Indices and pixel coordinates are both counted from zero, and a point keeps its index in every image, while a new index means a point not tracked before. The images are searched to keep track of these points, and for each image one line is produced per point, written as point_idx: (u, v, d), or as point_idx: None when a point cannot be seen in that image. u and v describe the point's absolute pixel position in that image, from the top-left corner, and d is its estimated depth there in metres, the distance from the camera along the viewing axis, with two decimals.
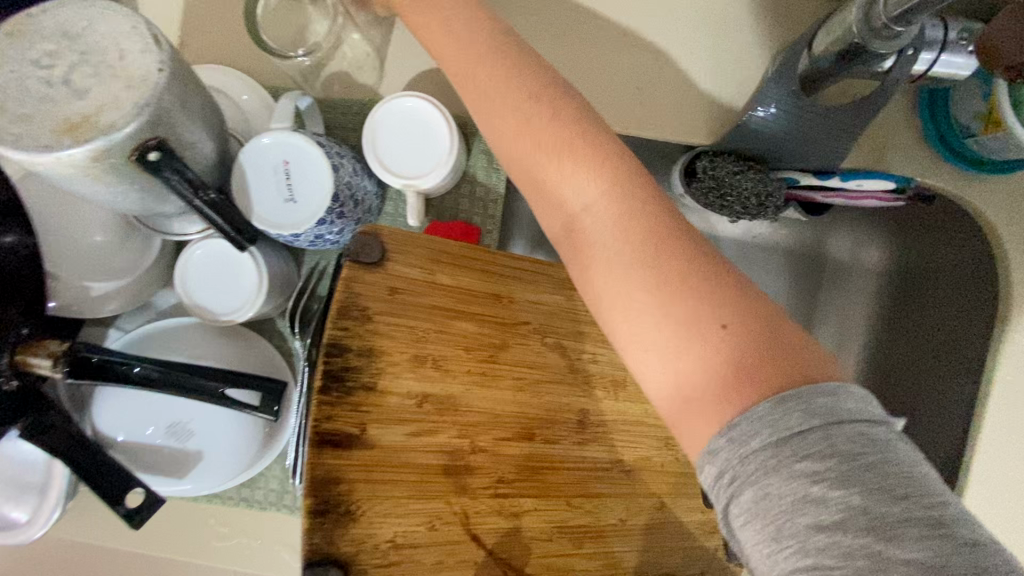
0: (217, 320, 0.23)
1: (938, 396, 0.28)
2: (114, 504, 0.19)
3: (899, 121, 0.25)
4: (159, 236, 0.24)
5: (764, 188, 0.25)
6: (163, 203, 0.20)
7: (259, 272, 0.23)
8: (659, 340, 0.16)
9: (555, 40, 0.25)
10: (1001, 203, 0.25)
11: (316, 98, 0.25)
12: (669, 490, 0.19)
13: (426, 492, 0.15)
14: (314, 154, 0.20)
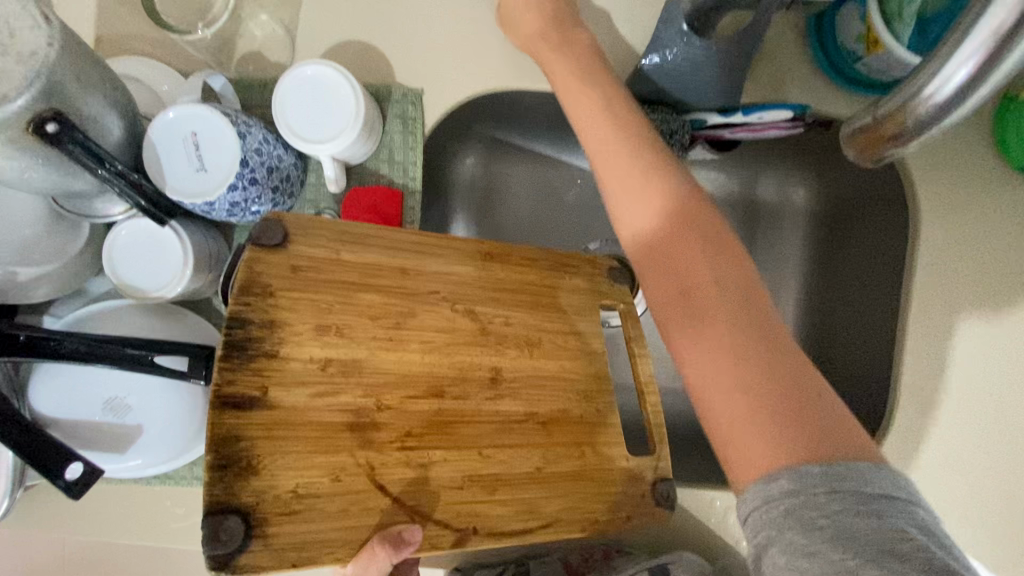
0: (149, 294, 0.44)
1: (868, 321, 0.52)
2: (57, 479, 0.37)
3: (798, 64, 0.49)
4: (86, 221, 0.44)
5: (672, 128, 0.49)
6: (78, 180, 0.38)
7: (185, 253, 0.44)
8: (737, 400, 0.29)
9: (400, 60, 0.50)
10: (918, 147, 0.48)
11: (236, 75, 0.50)
12: (588, 441, 0.33)
13: (331, 446, 0.28)
14: (219, 138, 0.41)
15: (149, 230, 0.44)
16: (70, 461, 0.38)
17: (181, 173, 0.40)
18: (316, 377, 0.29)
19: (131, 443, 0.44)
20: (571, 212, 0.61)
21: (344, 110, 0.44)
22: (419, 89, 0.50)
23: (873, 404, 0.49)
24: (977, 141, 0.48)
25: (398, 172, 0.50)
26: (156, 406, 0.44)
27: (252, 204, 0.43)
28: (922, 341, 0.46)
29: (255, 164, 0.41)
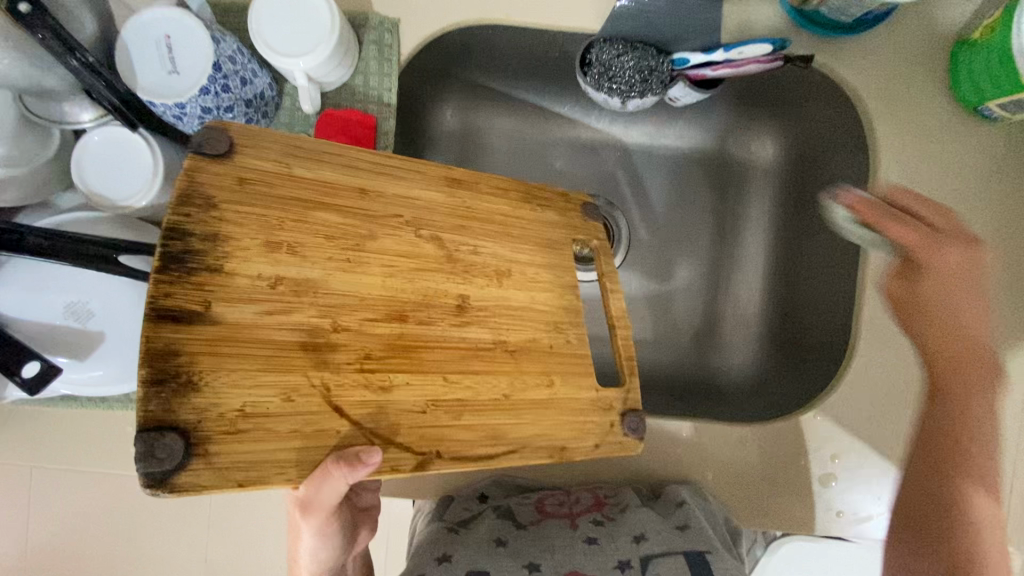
0: (115, 203, 0.53)
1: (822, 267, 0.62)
2: (13, 375, 0.48)
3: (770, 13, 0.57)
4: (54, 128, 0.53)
5: (645, 65, 0.59)
6: (47, 75, 0.45)
7: (152, 167, 0.52)
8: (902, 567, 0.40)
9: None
10: (880, 105, 0.57)
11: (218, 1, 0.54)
12: (558, 373, 0.34)
13: (281, 368, 0.27)
14: (192, 46, 0.46)
15: (119, 139, 0.52)
16: (26, 361, 0.48)
17: (154, 77, 0.46)
18: (254, 291, 0.27)
19: (90, 351, 0.52)
20: (553, 176, 0.71)
21: (320, 27, 0.48)
22: (396, 19, 0.56)
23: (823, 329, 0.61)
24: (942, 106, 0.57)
25: (375, 100, 0.55)
26: (117, 311, 0.53)
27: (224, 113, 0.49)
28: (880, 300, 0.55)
29: (227, 71, 0.47)
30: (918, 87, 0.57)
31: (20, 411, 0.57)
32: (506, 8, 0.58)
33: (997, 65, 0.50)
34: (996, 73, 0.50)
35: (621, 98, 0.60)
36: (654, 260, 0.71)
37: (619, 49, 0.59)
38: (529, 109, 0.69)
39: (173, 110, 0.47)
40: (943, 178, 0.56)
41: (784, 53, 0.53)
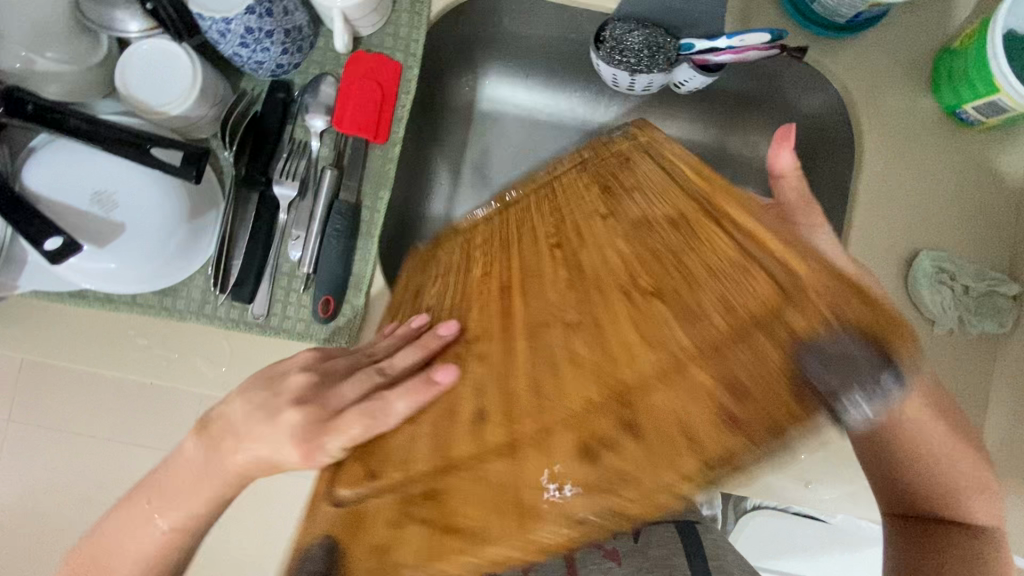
0: (151, 108, 0.59)
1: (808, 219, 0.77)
2: (35, 244, 0.53)
3: (762, 9, 0.72)
4: (104, 34, 0.60)
5: (654, 42, 0.70)
6: None
7: (190, 82, 0.59)
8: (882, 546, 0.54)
9: None
10: (871, 104, 0.70)
11: None
12: (504, 225, 0.45)
13: (474, 279, 0.42)
14: None
15: (163, 53, 0.59)
16: (48, 236, 0.54)
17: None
18: (589, 415, 0.27)
19: (108, 241, 0.58)
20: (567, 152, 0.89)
21: None
22: None
23: None
24: (923, 105, 0.70)
25: (400, 49, 0.68)
26: (141, 205, 0.59)
27: (265, 36, 0.59)
28: (875, 261, 0.68)
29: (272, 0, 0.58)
30: (905, 93, 0.70)
31: (68, 313, 0.66)
32: None
33: (974, 68, 0.63)
34: (971, 77, 0.64)
35: (628, 70, 0.71)
36: None
37: (631, 26, 0.70)
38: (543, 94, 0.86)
39: (218, 26, 0.57)
40: (926, 174, 0.69)
41: (786, 41, 0.64)
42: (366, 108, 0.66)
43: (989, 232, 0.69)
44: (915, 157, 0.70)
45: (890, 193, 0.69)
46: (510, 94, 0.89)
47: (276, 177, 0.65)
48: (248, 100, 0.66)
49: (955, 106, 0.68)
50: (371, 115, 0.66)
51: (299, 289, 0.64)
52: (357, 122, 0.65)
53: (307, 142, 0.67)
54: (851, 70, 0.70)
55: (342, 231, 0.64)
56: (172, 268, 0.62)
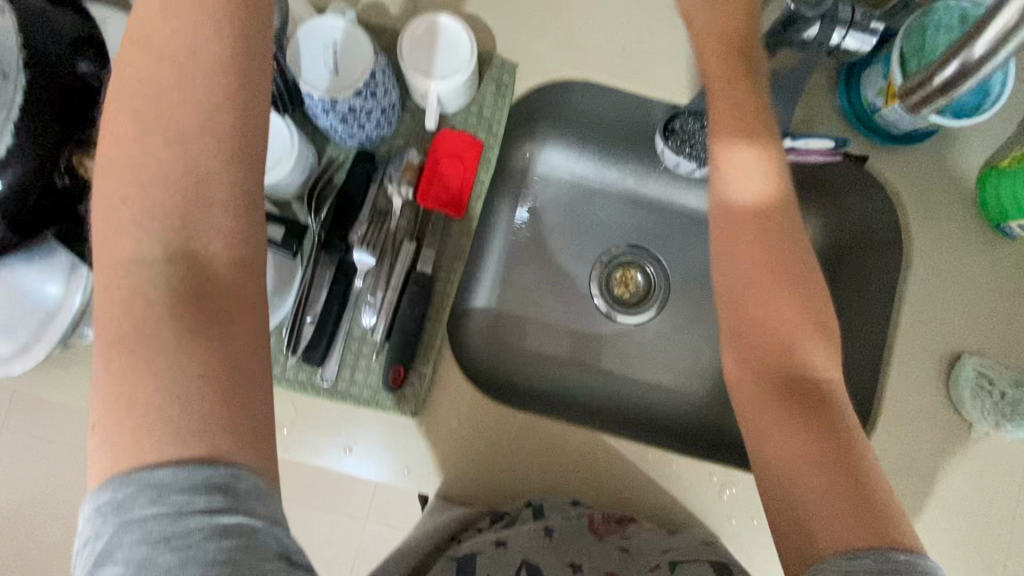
0: None
1: (863, 319, 0.82)
2: None
3: (818, 105, 0.79)
4: None
5: None
6: None
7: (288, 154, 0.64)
8: (786, 442, 0.50)
9: (511, 45, 0.75)
10: (908, 214, 0.79)
11: (375, 26, 0.72)
12: None
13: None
14: (363, 57, 0.60)
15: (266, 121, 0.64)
16: None
17: (318, 74, 0.60)
18: None
19: None
20: (603, 225, 1.03)
21: (461, 54, 0.66)
22: (513, 62, 0.75)
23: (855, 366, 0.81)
24: (955, 213, 0.79)
25: (483, 129, 0.73)
26: None
27: (364, 113, 0.63)
28: (901, 355, 0.77)
29: (377, 81, 0.62)
30: (950, 204, 0.79)
31: None
32: (607, 70, 0.76)
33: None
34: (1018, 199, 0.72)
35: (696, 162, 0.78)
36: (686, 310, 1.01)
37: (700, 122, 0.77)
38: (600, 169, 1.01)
39: (324, 105, 0.61)
40: (950, 279, 0.78)
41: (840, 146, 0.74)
42: (450, 188, 0.72)
43: (1001, 335, 0.77)
44: (950, 268, 0.78)
45: (927, 293, 0.78)
46: (559, 163, 1.00)
47: (357, 244, 0.70)
48: (333, 167, 0.71)
49: (1000, 221, 0.76)
50: (454, 193, 0.72)
51: (369, 353, 0.70)
52: (438, 199, 0.72)
53: (389, 211, 0.72)
54: (905, 183, 0.79)
55: (416, 303, 0.69)
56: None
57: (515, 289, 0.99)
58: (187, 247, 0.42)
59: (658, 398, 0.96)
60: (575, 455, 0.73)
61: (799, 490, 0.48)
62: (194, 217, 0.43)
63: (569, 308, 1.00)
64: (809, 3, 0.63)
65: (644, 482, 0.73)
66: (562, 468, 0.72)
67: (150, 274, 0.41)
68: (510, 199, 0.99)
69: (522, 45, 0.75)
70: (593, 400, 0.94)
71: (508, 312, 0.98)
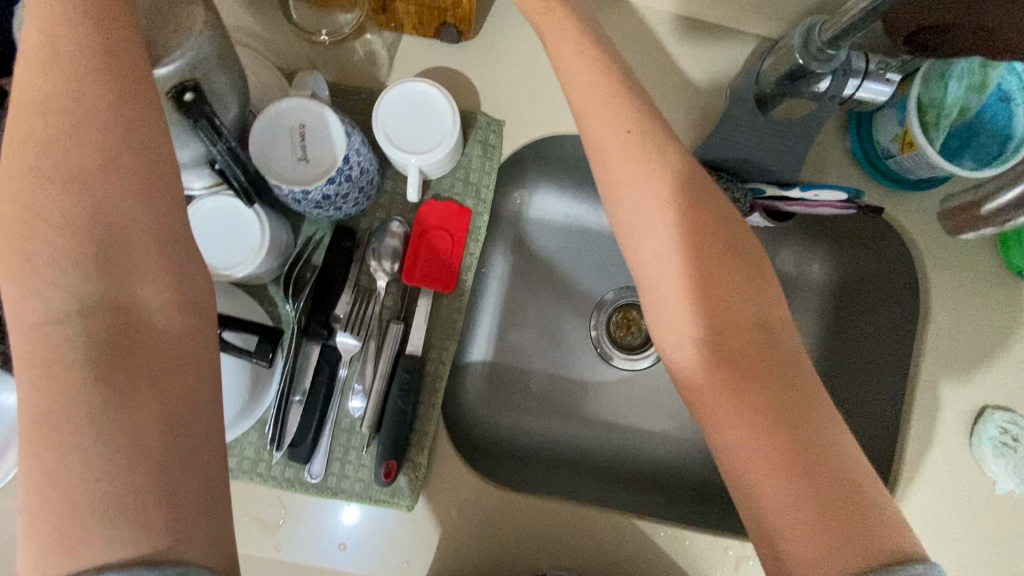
0: (218, 271, 0.58)
1: (888, 372, 0.78)
2: None
3: (828, 148, 0.73)
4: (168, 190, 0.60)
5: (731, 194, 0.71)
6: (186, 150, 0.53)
7: (257, 245, 0.59)
8: (753, 459, 0.46)
9: (496, 102, 0.70)
10: (930, 263, 0.74)
11: (349, 91, 0.66)
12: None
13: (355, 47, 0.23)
14: (335, 139, 0.55)
15: (233, 210, 0.59)
16: None
17: (285, 162, 0.55)
18: None
19: None
20: (602, 264, 0.98)
21: (443, 122, 0.61)
22: (499, 120, 0.69)
23: (878, 423, 0.77)
24: (978, 259, 0.74)
25: (471, 195, 0.68)
26: None
27: (339, 197, 0.58)
28: (921, 414, 0.72)
29: (352, 162, 0.57)
30: (974, 249, 0.74)
31: None
32: None
33: None
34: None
35: None
36: None
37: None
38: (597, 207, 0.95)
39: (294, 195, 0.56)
40: (976, 329, 0.73)
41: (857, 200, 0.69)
42: (436, 262, 0.67)
43: None
44: (972, 318, 0.74)
45: (948, 345, 0.73)
46: (551, 206, 0.95)
47: (339, 326, 0.65)
48: (311, 246, 0.66)
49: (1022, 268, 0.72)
50: (440, 268, 0.67)
51: (359, 445, 0.66)
52: (427, 275, 0.67)
53: (373, 289, 0.67)
54: (924, 224, 0.74)
55: (406, 391, 0.65)
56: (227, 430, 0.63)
57: (513, 342, 0.94)
58: (118, 301, 0.39)
59: (667, 449, 0.91)
60: (581, 531, 0.69)
61: (770, 510, 0.44)
62: (125, 266, 0.40)
63: (570, 358, 0.96)
64: (820, 58, 0.59)
65: (658, 561, 0.69)
66: (567, 549, 0.69)
67: (76, 333, 0.38)
68: (502, 246, 0.94)
69: (508, 100, 0.70)
70: (598, 457, 0.90)
71: (506, 364, 0.93)
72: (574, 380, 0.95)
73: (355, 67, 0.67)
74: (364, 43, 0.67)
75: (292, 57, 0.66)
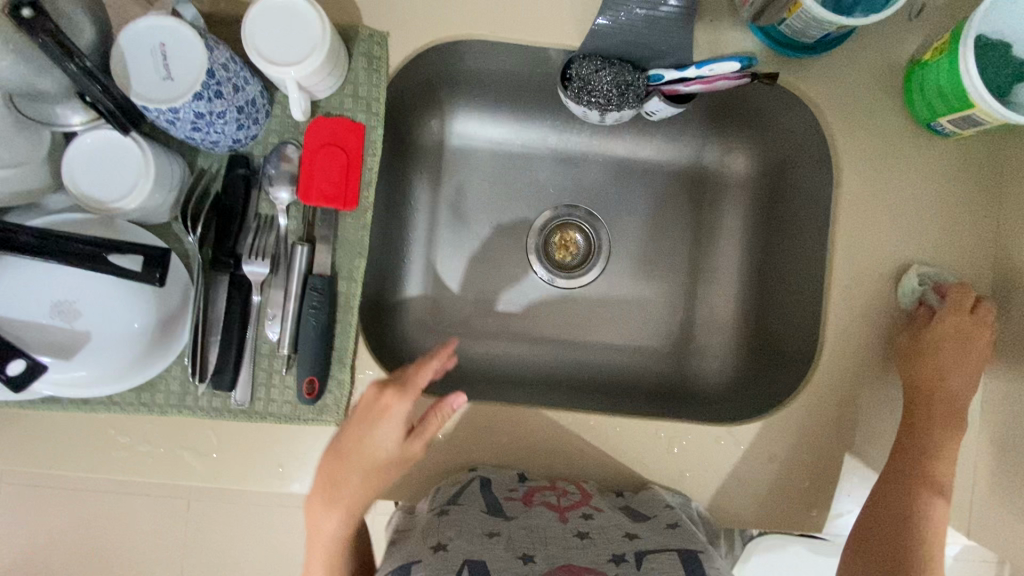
0: (109, 205, 0.59)
1: (809, 248, 0.78)
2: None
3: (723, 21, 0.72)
4: (45, 129, 0.59)
5: (625, 78, 0.72)
6: (43, 77, 0.53)
7: (143, 175, 0.59)
8: None
9: (375, 13, 0.69)
10: (841, 128, 0.73)
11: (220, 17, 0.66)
12: None
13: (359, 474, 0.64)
14: (198, 54, 0.55)
15: (114, 142, 0.59)
16: (10, 361, 0.53)
17: (149, 82, 0.55)
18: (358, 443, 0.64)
19: (76, 353, 0.59)
20: (536, 184, 0.97)
21: (311, 30, 0.60)
22: (379, 31, 0.68)
23: (804, 300, 0.78)
24: (890, 118, 0.73)
25: (361, 110, 0.68)
26: (104, 312, 0.60)
27: (215, 113, 0.59)
28: (843, 281, 0.73)
29: (220, 77, 0.57)
30: (885, 104, 0.73)
31: (47, 415, 0.66)
32: (485, 25, 0.70)
33: (947, 83, 0.66)
34: (945, 91, 0.67)
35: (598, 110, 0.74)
36: (637, 264, 0.94)
37: (597, 65, 0.72)
38: (519, 127, 0.95)
39: (166, 114, 0.56)
40: (893, 190, 0.73)
41: (750, 68, 0.68)
42: (333, 179, 0.67)
43: (949, 239, 0.72)
44: (887, 181, 0.73)
45: (866, 209, 0.73)
46: (472, 133, 0.95)
47: (244, 254, 0.66)
48: (207, 178, 0.67)
49: (930, 120, 0.71)
50: (338, 185, 0.67)
51: (282, 370, 0.67)
52: (324, 193, 0.66)
53: (274, 217, 0.68)
54: (822, 86, 0.73)
55: (319, 307, 0.66)
56: (147, 366, 0.63)
57: (451, 274, 0.95)
58: None
59: (618, 360, 0.92)
60: (515, 431, 0.71)
61: None
62: None
63: (511, 282, 0.95)
64: None
65: (603, 455, 0.71)
66: (507, 449, 0.70)
67: None
68: (428, 179, 0.94)
69: (386, 9, 0.69)
70: (548, 371, 0.91)
71: (446, 294, 0.94)
72: (517, 302, 0.95)
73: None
74: None
75: None
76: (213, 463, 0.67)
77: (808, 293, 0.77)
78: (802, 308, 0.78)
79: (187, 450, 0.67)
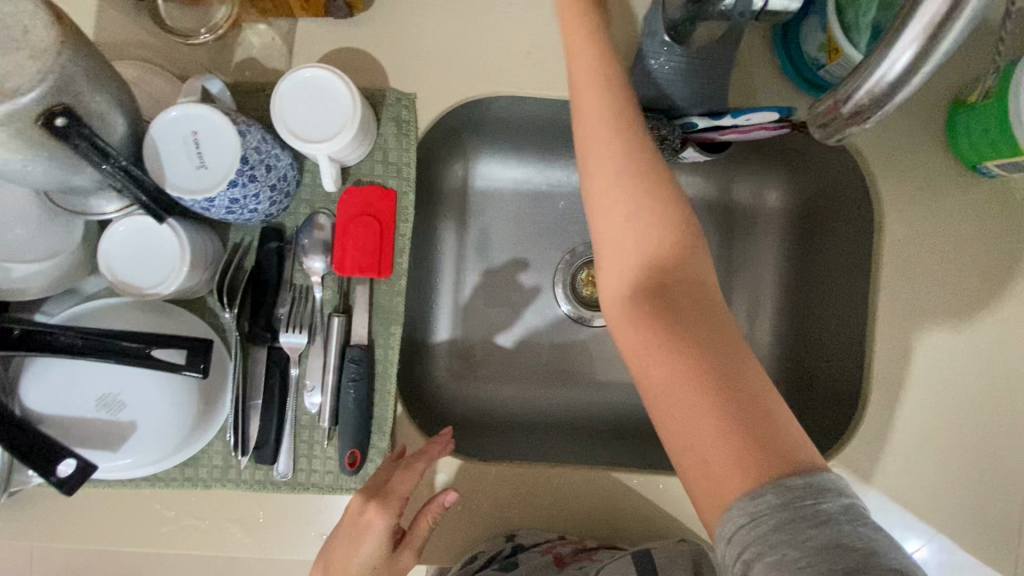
0: (146, 293, 0.59)
1: (850, 289, 0.77)
2: (50, 477, 0.53)
3: (759, 67, 0.70)
4: (80, 218, 0.59)
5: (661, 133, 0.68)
6: (78, 173, 0.52)
7: (178, 262, 0.59)
8: (690, 430, 0.46)
9: (405, 75, 0.68)
10: (878, 171, 0.72)
11: (249, 89, 0.65)
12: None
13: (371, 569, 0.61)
14: (232, 142, 0.54)
15: (146, 229, 0.59)
16: (61, 461, 0.53)
17: (184, 172, 0.54)
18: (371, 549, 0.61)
19: (121, 443, 0.60)
20: (560, 220, 0.95)
21: (344, 106, 0.59)
22: (409, 94, 0.67)
23: (846, 344, 0.76)
24: (931, 159, 0.72)
25: (393, 176, 0.67)
26: (144, 402, 0.60)
27: (248, 197, 0.58)
28: (888, 325, 0.71)
29: (253, 161, 0.56)
30: (924, 148, 0.72)
31: (92, 491, 0.67)
32: (514, 80, 0.69)
33: (994, 129, 0.64)
34: (990, 136, 0.65)
35: None
36: None
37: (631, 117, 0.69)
38: (543, 165, 0.93)
39: (201, 203, 0.56)
40: (934, 232, 0.71)
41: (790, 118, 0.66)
42: (367, 248, 0.66)
43: (996, 281, 0.71)
44: (928, 222, 0.71)
45: (908, 252, 0.71)
46: (496, 173, 0.93)
47: (281, 327, 0.65)
48: (240, 252, 0.66)
49: (975, 162, 0.69)
50: (372, 255, 0.66)
51: (322, 441, 0.66)
52: (359, 264, 0.65)
53: (308, 287, 0.68)
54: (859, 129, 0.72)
55: (358, 379, 0.65)
56: (188, 447, 0.64)
57: (477, 317, 0.93)
58: None
59: None
60: (553, 489, 0.70)
61: (718, 480, 0.45)
62: None
63: (540, 324, 0.94)
64: None
65: (644, 510, 0.70)
66: (547, 505, 0.70)
67: None
68: (451, 221, 0.93)
69: (415, 71, 0.68)
70: (578, 414, 0.91)
71: (473, 336, 0.93)
72: (545, 343, 0.94)
73: (249, 61, 0.66)
74: (247, 34, 0.66)
75: (185, 63, 0.65)
76: (256, 536, 0.67)
77: (850, 335, 0.76)
78: (842, 352, 0.77)
79: (229, 523, 0.67)
